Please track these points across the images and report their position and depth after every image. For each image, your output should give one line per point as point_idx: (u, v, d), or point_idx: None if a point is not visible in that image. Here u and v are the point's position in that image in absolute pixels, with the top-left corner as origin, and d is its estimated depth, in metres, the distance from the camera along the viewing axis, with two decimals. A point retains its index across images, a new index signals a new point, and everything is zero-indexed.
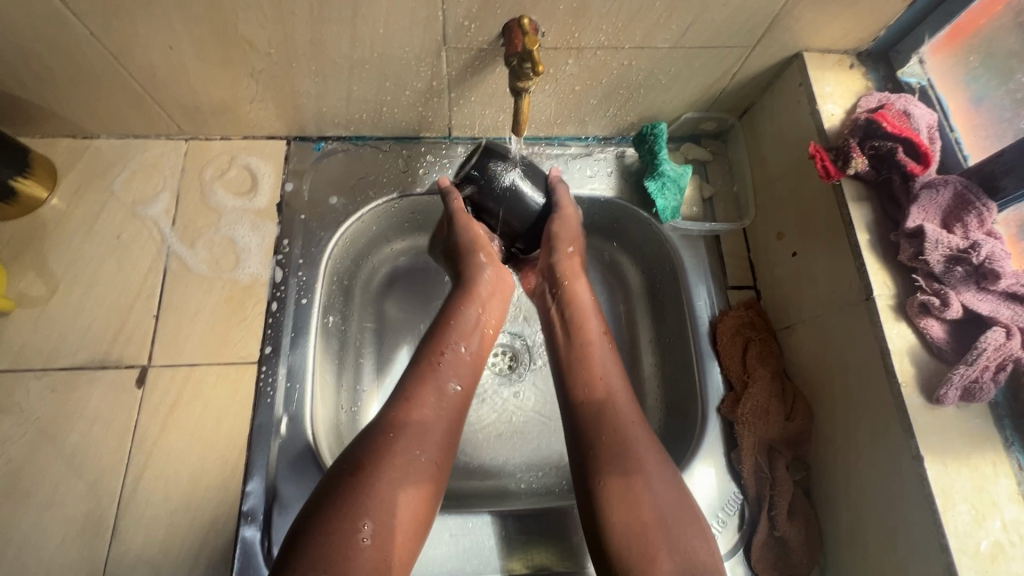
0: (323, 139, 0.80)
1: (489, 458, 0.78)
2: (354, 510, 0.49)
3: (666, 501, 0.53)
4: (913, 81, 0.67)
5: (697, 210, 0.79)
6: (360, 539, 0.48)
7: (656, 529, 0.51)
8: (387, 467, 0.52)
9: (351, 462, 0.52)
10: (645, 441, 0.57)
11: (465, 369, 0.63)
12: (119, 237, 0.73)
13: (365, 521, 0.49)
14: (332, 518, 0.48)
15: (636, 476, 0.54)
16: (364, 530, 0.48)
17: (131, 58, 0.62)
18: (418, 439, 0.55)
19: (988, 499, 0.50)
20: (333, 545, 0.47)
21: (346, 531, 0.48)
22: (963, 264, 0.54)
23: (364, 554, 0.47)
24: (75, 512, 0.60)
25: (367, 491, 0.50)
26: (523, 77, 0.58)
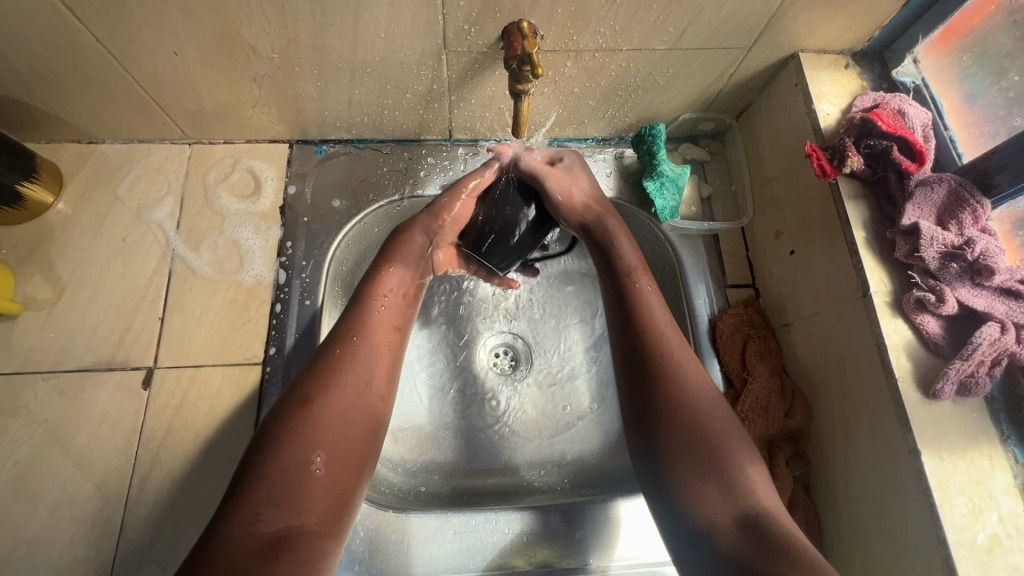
0: (325, 142, 0.81)
1: (492, 456, 0.78)
2: (304, 441, 0.49)
3: (717, 433, 0.53)
4: (907, 80, 0.68)
5: (696, 210, 0.80)
6: (310, 470, 0.48)
7: (710, 459, 0.52)
8: (337, 404, 0.52)
9: (297, 396, 0.52)
10: (688, 376, 0.57)
11: (399, 313, 0.63)
12: (124, 240, 0.73)
13: (316, 452, 0.49)
14: (282, 450, 0.48)
15: (678, 412, 0.54)
16: (316, 461, 0.48)
17: (136, 63, 0.63)
18: (361, 381, 0.55)
19: (984, 493, 0.51)
20: (283, 477, 0.46)
21: (297, 466, 0.47)
22: (958, 261, 0.55)
23: (318, 484, 0.48)
24: (84, 513, 0.61)
25: (315, 425, 0.50)
26: (523, 79, 0.59)
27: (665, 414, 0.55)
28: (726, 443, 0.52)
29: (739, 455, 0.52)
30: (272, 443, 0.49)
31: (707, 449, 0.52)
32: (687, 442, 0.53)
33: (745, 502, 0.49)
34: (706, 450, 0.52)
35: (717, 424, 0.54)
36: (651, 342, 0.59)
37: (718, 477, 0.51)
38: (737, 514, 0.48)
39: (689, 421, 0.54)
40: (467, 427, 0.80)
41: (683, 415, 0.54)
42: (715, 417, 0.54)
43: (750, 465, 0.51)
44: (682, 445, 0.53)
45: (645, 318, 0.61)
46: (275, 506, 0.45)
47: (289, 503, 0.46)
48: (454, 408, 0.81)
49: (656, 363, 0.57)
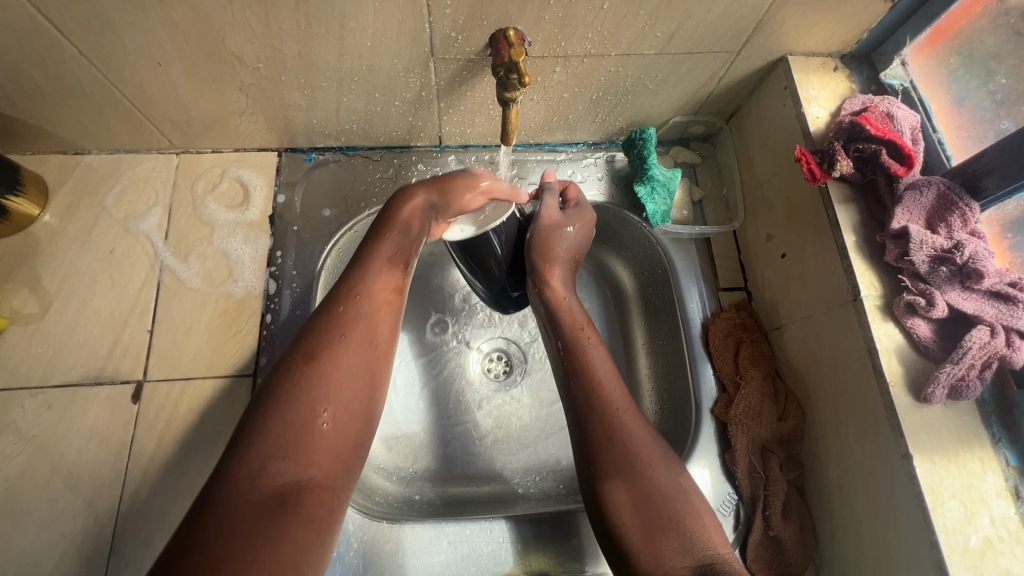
0: (314, 150, 0.80)
1: (486, 463, 0.78)
2: (315, 397, 0.47)
3: (665, 490, 0.53)
4: (896, 82, 0.67)
5: (687, 214, 0.80)
6: (319, 422, 0.46)
7: (668, 522, 0.51)
8: (344, 361, 0.50)
9: (304, 348, 0.49)
10: (640, 431, 0.57)
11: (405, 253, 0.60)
12: (111, 252, 0.73)
13: (324, 410, 0.47)
14: (288, 402, 0.46)
15: (634, 467, 0.54)
16: (323, 416, 0.46)
17: (120, 74, 0.62)
18: (368, 337, 0.52)
19: (976, 496, 0.51)
20: (288, 427, 0.44)
21: (304, 417, 0.45)
22: (947, 264, 0.55)
23: (323, 440, 0.46)
24: (74, 530, 0.60)
25: (319, 377, 0.48)
26: (511, 87, 0.58)
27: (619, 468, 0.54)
28: (678, 499, 0.53)
29: (692, 506, 0.53)
30: (278, 396, 0.46)
31: (662, 501, 0.52)
32: (645, 495, 0.52)
33: (701, 551, 0.50)
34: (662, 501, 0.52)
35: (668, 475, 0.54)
36: (604, 396, 0.59)
37: (675, 529, 0.51)
38: (694, 563, 0.49)
39: (643, 475, 0.54)
40: (461, 434, 0.79)
41: (639, 472, 0.54)
42: (665, 473, 0.54)
43: (701, 516, 0.52)
44: (640, 498, 0.52)
45: (592, 373, 0.61)
46: (284, 459, 0.43)
47: (297, 457, 0.44)
48: (446, 415, 0.80)
49: (607, 419, 0.57)
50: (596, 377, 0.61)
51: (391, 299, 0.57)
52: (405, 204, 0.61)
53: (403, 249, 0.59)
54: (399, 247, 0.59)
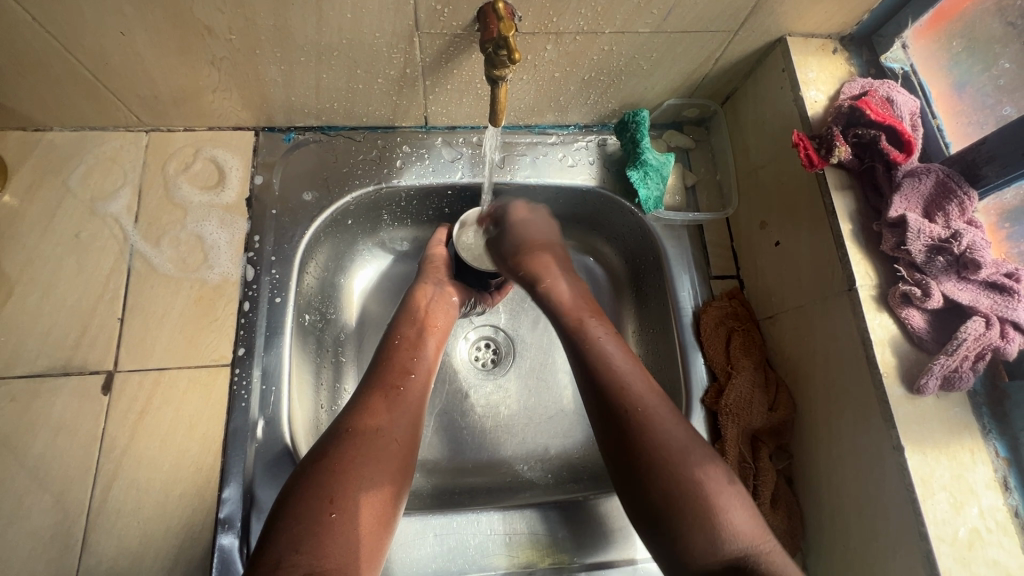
0: (293, 129, 0.76)
1: (493, 451, 0.77)
2: (317, 488, 0.49)
3: (693, 478, 0.51)
4: (896, 66, 0.65)
5: (680, 199, 0.79)
6: (327, 513, 0.47)
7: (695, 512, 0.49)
8: (355, 449, 0.52)
9: (316, 449, 0.53)
10: (671, 423, 0.54)
11: (408, 355, 0.64)
12: (77, 236, 0.69)
13: (330, 499, 0.48)
14: (304, 494, 0.48)
15: (665, 460, 0.52)
16: (330, 506, 0.48)
17: (80, 45, 0.58)
18: (377, 430, 0.55)
19: (966, 487, 0.51)
20: (301, 520, 0.46)
21: (316, 509, 0.47)
22: (944, 254, 0.54)
23: (333, 527, 0.47)
24: (42, 526, 0.58)
25: (330, 474, 0.50)
26: (500, 64, 0.54)
27: (652, 470, 0.52)
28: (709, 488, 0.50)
29: (730, 497, 0.50)
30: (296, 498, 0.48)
31: (700, 499, 0.50)
32: (682, 493, 0.50)
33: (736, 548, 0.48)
34: (698, 496, 0.50)
35: (705, 469, 0.51)
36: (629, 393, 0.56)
37: (706, 522, 0.49)
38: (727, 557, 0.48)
39: (676, 471, 0.51)
40: (452, 425, 0.78)
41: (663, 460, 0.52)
42: (693, 461, 0.52)
43: (734, 503, 0.50)
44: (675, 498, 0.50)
45: (608, 363, 0.59)
46: (298, 551, 0.45)
47: (312, 549, 0.45)
48: (460, 407, 0.79)
49: (634, 417, 0.55)
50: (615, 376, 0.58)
51: (399, 384, 0.61)
52: (415, 295, 0.72)
53: (435, 329, 0.70)
54: (401, 331, 0.67)
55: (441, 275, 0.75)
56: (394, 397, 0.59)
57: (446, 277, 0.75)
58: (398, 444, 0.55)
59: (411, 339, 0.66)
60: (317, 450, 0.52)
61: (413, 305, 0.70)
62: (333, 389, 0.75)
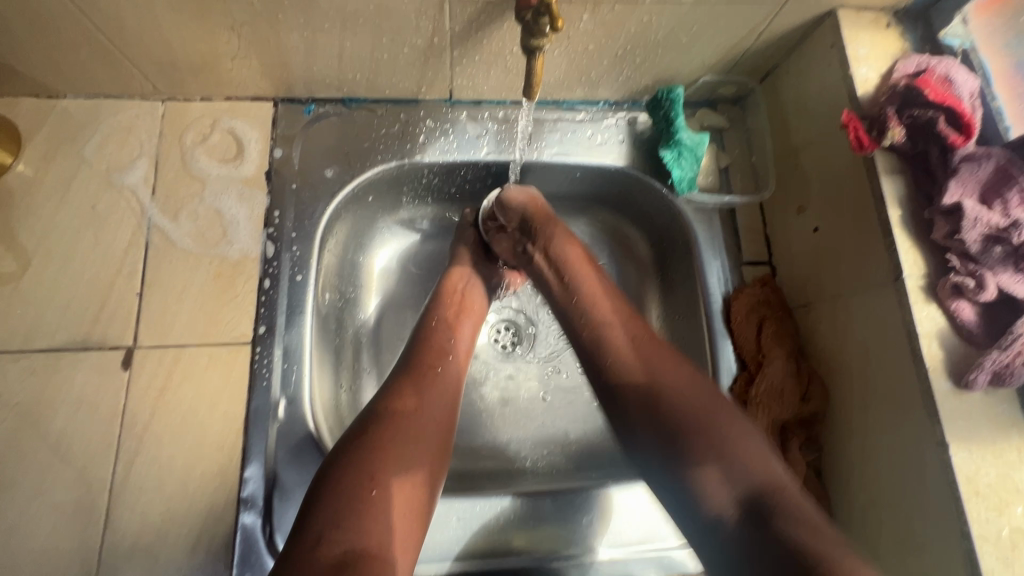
0: (313, 101, 0.74)
1: (511, 435, 0.76)
2: (357, 464, 0.47)
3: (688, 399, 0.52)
4: (956, 43, 0.61)
5: (713, 181, 0.76)
6: (367, 489, 0.45)
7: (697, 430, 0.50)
8: (397, 426, 0.51)
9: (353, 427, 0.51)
10: (667, 359, 0.56)
11: (445, 337, 0.63)
12: (94, 208, 0.67)
13: (370, 476, 0.46)
14: (342, 472, 0.46)
15: (660, 388, 0.53)
16: (369, 482, 0.46)
17: (96, 9, 0.55)
18: (417, 410, 0.53)
19: (1012, 487, 0.49)
20: (341, 496, 0.44)
21: (355, 486, 0.45)
22: (1002, 244, 0.51)
23: (373, 504, 0.45)
24: (65, 501, 0.58)
25: (371, 450, 0.48)
26: (539, 33, 0.51)
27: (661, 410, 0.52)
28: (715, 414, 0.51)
29: (739, 439, 0.49)
30: (333, 474, 0.46)
31: (710, 447, 0.49)
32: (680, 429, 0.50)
33: (754, 480, 0.47)
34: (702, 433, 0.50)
35: (716, 417, 0.51)
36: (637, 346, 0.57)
37: (713, 454, 0.48)
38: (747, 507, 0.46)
39: (678, 418, 0.51)
40: (472, 408, 0.77)
41: (659, 386, 0.53)
42: (693, 388, 0.53)
43: (744, 441, 0.49)
44: (693, 450, 0.49)
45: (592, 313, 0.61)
46: (338, 528, 0.42)
47: (352, 526, 0.43)
48: (478, 389, 0.78)
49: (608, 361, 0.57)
50: (581, 335, 0.60)
51: (437, 363, 0.60)
52: (451, 273, 0.71)
53: (469, 311, 0.68)
54: (438, 313, 0.66)
55: (473, 256, 0.74)
56: (433, 375, 0.58)
57: (481, 260, 0.74)
58: (437, 423, 0.54)
59: (448, 320, 0.66)
60: (354, 428, 0.51)
61: (445, 283, 0.70)
62: (353, 369, 0.74)
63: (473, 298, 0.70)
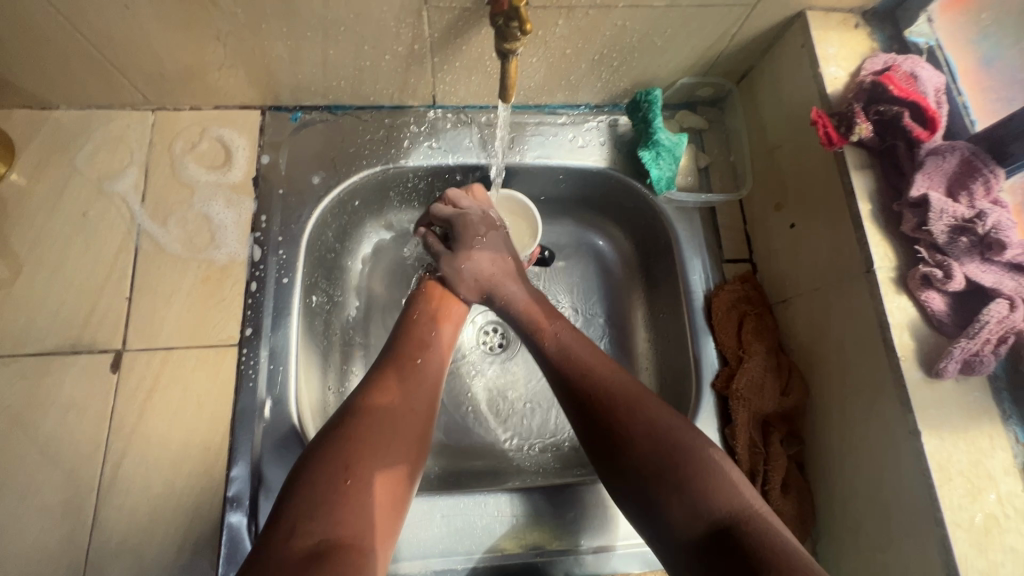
0: (300, 109, 0.76)
1: (498, 435, 0.77)
2: (332, 456, 0.48)
3: (668, 440, 0.50)
4: (921, 41, 0.63)
5: (692, 180, 0.77)
6: (343, 481, 0.46)
7: (673, 471, 0.49)
8: (372, 418, 0.52)
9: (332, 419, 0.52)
10: (660, 411, 0.53)
11: (428, 331, 0.64)
12: (85, 215, 0.69)
13: (344, 468, 0.47)
14: (318, 464, 0.47)
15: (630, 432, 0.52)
16: (344, 474, 0.47)
17: (86, 21, 0.57)
18: (394, 403, 0.54)
19: (984, 473, 0.49)
20: (315, 488, 0.45)
21: (330, 477, 0.46)
22: (968, 234, 0.52)
23: (348, 495, 0.46)
24: (54, 502, 0.58)
25: (346, 444, 0.49)
26: (511, 37, 0.52)
27: (628, 447, 0.51)
28: (696, 462, 0.49)
29: (706, 476, 0.48)
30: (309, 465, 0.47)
31: (642, 441, 0.51)
32: (593, 402, 0.55)
33: (721, 511, 0.46)
34: (673, 466, 0.49)
35: (678, 450, 0.50)
36: (588, 364, 0.58)
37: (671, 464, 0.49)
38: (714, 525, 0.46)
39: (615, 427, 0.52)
40: (458, 408, 0.78)
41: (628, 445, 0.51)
42: (692, 473, 0.48)
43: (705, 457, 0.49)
44: (655, 480, 0.49)
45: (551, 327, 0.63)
46: (313, 519, 0.43)
47: (325, 517, 0.44)
48: (465, 389, 0.79)
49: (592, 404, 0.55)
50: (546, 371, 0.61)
51: (417, 356, 0.60)
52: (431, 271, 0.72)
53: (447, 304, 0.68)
54: (420, 306, 0.67)
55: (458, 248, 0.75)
56: (409, 372, 0.58)
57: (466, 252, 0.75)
58: (415, 414, 0.55)
59: (428, 314, 0.66)
60: (331, 422, 0.52)
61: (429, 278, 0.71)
62: (341, 370, 0.75)
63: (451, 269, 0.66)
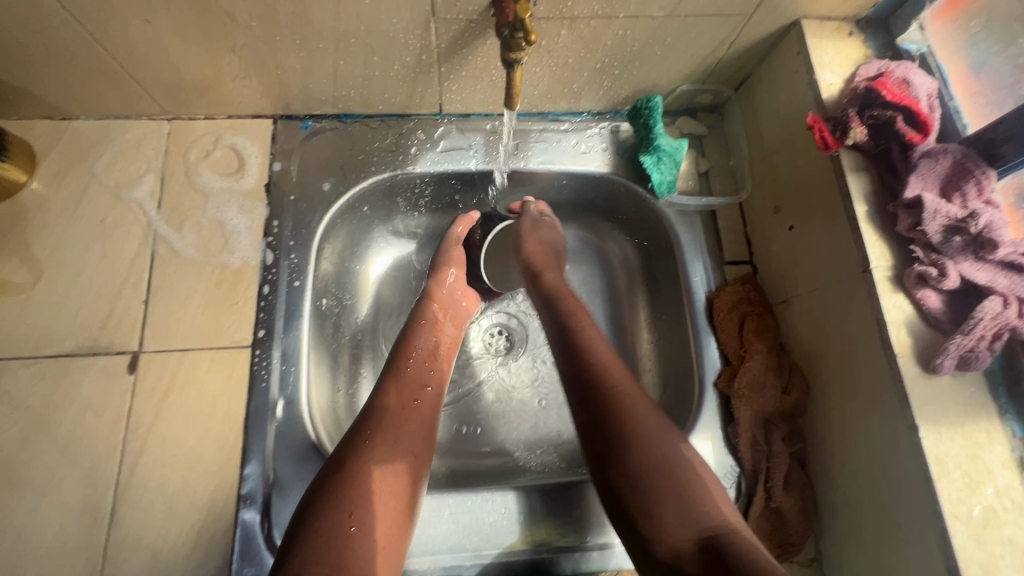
0: (310, 118, 0.78)
1: (504, 436, 0.78)
2: (337, 502, 0.48)
3: (666, 448, 0.51)
4: (913, 48, 0.65)
5: (693, 184, 0.79)
6: (348, 527, 0.47)
7: (668, 476, 0.49)
8: (373, 461, 0.52)
9: (333, 461, 0.52)
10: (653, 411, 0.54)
11: (426, 368, 0.64)
12: (103, 222, 0.71)
13: (349, 515, 0.47)
14: (324, 510, 0.47)
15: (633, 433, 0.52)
16: (349, 521, 0.47)
17: (107, 34, 0.60)
18: (394, 445, 0.54)
19: (981, 467, 0.50)
20: (320, 536, 0.45)
21: (335, 523, 0.46)
22: (961, 234, 0.53)
23: (354, 542, 0.46)
24: (73, 499, 0.60)
25: (351, 487, 0.49)
26: (516, 47, 0.54)
27: (626, 446, 0.51)
28: (689, 472, 0.50)
29: (698, 487, 0.49)
30: (315, 511, 0.47)
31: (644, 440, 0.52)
32: (599, 391, 0.55)
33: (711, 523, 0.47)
34: (668, 470, 0.50)
35: (677, 462, 0.51)
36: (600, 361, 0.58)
37: (666, 469, 0.50)
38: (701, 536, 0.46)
39: (617, 425, 0.53)
40: (465, 409, 0.79)
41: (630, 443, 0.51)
42: (687, 481, 0.49)
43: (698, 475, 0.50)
44: (649, 480, 0.49)
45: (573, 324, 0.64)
46: (320, 565, 0.44)
47: (332, 563, 0.44)
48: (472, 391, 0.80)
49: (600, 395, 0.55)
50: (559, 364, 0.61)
51: (415, 396, 0.60)
52: (428, 305, 0.72)
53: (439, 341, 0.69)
54: (420, 343, 0.67)
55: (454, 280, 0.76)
56: (410, 410, 0.58)
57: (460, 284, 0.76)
58: (413, 457, 0.55)
59: (427, 351, 0.66)
60: (332, 466, 0.51)
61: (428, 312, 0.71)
62: (350, 372, 0.77)
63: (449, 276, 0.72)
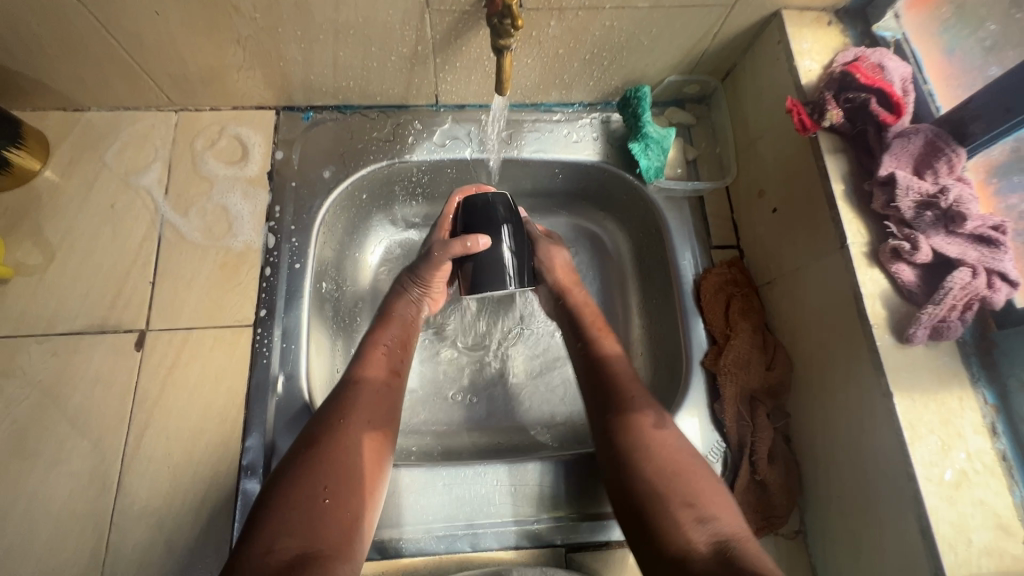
0: (311, 109, 0.81)
1: (497, 420, 0.80)
2: (313, 476, 0.53)
3: (676, 457, 0.57)
4: (888, 35, 0.67)
5: (681, 172, 0.81)
6: (322, 499, 0.52)
7: (678, 483, 0.54)
8: (346, 440, 0.56)
9: (307, 435, 0.56)
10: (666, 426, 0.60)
11: (396, 357, 0.67)
12: (113, 207, 0.74)
13: (323, 488, 0.52)
14: (298, 481, 0.52)
15: (646, 446, 0.58)
16: (323, 493, 0.52)
17: (119, 26, 0.63)
18: (363, 426, 0.58)
19: (954, 432, 0.52)
20: (293, 507, 0.50)
21: (311, 495, 0.51)
22: (932, 209, 0.56)
23: (325, 511, 0.51)
24: (81, 469, 0.62)
25: (325, 462, 0.54)
26: (504, 34, 0.58)
27: (642, 458, 0.57)
28: (700, 481, 0.55)
29: (708, 497, 0.54)
30: (290, 482, 0.52)
31: (656, 453, 0.57)
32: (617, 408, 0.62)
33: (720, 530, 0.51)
34: (678, 478, 0.55)
35: (689, 474, 0.55)
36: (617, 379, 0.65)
37: (677, 478, 0.55)
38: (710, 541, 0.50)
39: (632, 438, 0.59)
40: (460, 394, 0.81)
41: (645, 454, 0.57)
42: (699, 490, 0.54)
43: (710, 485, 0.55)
44: (661, 488, 0.54)
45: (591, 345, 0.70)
46: (291, 534, 0.48)
47: (303, 532, 0.49)
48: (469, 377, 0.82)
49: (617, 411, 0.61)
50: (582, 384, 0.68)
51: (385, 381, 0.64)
52: (399, 300, 0.73)
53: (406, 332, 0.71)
54: (392, 334, 0.69)
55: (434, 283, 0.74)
56: (382, 396, 0.63)
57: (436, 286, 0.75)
58: (382, 437, 0.59)
59: (397, 342, 0.69)
60: (307, 442, 0.56)
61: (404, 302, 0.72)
62: (349, 353, 0.79)
63: (443, 258, 0.69)
